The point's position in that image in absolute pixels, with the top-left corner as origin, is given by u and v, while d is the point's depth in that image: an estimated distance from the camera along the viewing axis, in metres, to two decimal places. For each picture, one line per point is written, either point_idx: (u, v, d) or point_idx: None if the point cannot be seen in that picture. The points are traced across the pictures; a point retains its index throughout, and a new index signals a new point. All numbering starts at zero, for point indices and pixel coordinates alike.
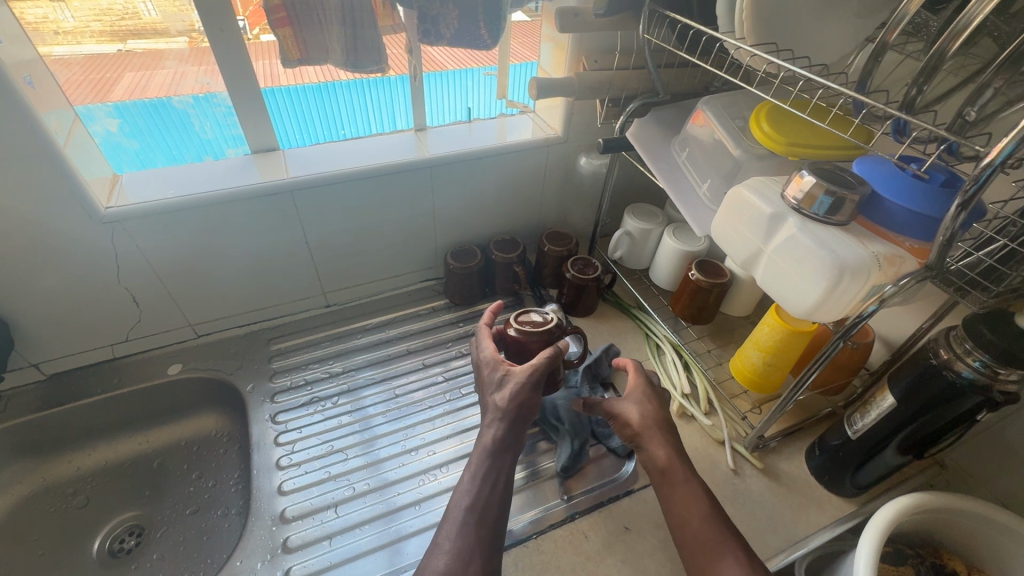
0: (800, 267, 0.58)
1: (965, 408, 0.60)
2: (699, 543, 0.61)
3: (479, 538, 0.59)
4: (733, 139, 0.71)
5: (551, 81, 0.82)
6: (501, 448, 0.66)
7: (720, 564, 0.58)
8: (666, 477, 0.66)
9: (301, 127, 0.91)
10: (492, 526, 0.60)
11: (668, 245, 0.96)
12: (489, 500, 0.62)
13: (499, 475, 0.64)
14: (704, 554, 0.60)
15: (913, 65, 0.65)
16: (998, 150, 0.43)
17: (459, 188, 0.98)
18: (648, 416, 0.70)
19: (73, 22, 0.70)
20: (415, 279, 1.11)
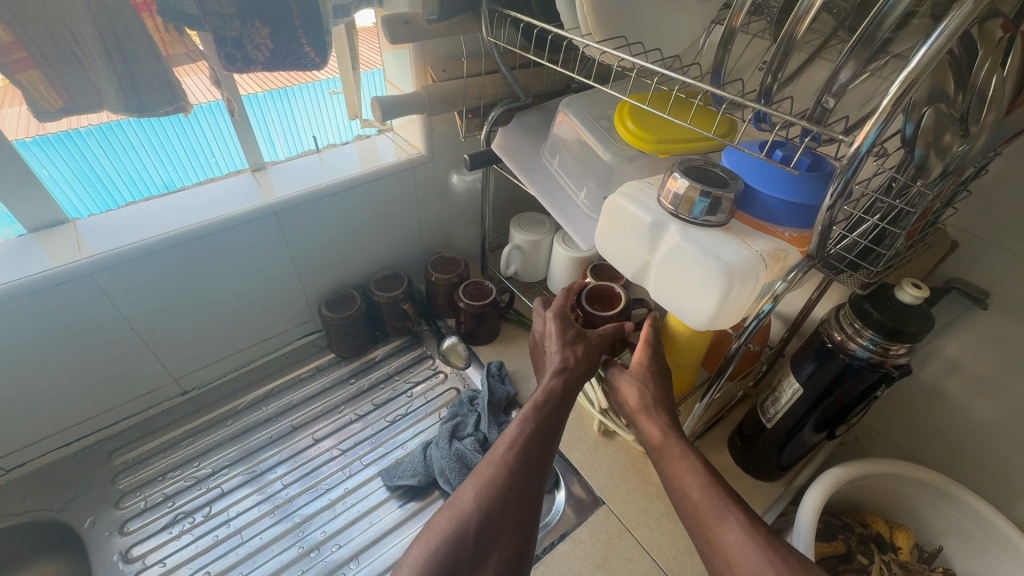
0: (688, 277, 0.54)
1: (868, 383, 0.60)
2: (696, 511, 0.52)
3: (528, 474, 0.53)
4: (601, 142, 0.66)
5: (396, 99, 0.72)
6: (562, 394, 0.59)
7: (722, 527, 0.50)
8: (662, 453, 0.57)
9: (163, 162, 0.76)
10: (533, 470, 0.54)
11: (559, 254, 0.90)
12: (538, 438, 0.55)
13: (552, 418, 0.57)
14: (707, 521, 0.51)
15: (761, 46, 0.64)
16: (862, 137, 0.40)
17: (320, 230, 0.85)
18: (648, 393, 0.62)
19: None
20: (290, 338, 0.96)
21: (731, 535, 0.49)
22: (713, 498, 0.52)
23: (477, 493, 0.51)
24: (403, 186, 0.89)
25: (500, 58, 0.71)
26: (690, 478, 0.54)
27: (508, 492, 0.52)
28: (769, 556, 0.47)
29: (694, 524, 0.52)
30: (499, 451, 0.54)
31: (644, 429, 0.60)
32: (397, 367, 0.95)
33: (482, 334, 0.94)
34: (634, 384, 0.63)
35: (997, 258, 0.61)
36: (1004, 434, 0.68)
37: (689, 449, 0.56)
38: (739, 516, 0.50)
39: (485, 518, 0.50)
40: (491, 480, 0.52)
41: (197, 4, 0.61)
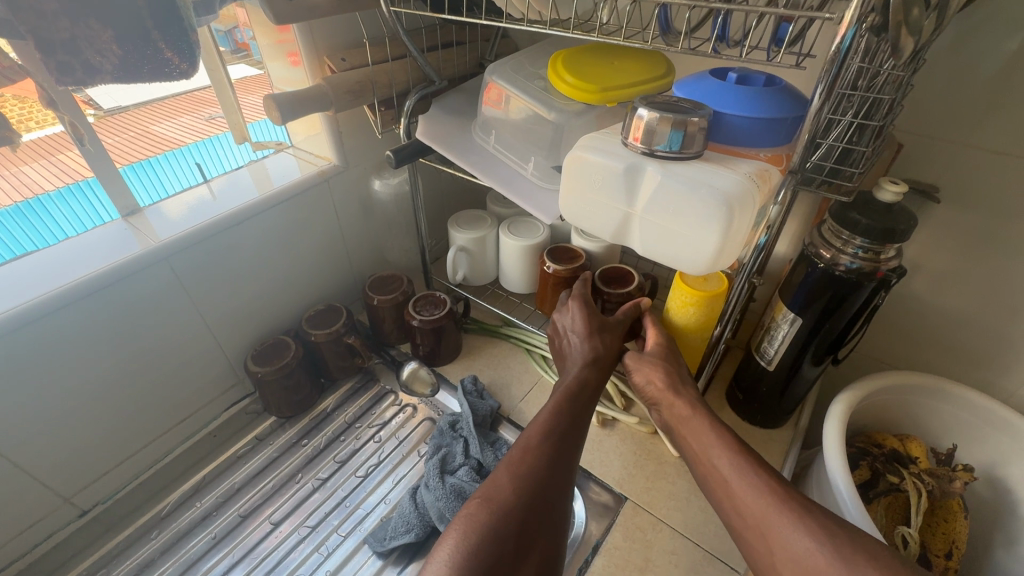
0: (684, 217, 0.48)
1: (864, 297, 0.57)
2: (721, 481, 0.51)
3: (565, 461, 0.49)
4: (541, 104, 0.60)
5: (294, 95, 0.60)
6: (590, 385, 0.58)
7: (745, 493, 0.49)
8: (687, 427, 0.57)
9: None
10: (567, 458, 0.50)
11: (509, 246, 0.83)
12: (571, 427, 0.52)
13: (580, 409, 0.55)
14: (729, 491, 0.50)
15: None
16: (842, 34, 0.41)
17: (227, 272, 0.70)
18: (674, 371, 0.61)
19: None
20: (213, 412, 0.79)
21: (758, 500, 0.48)
22: (745, 466, 0.50)
23: (515, 481, 0.46)
24: (319, 204, 0.77)
25: (407, 36, 0.63)
26: (718, 453, 0.53)
27: (547, 479, 0.47)
28: (803, 522, 0.45)
29: (716, 494, 0.52)
30: (532, 439, 0.50)
31: (669, 408, 0.60)
32: (354, 414, 0.81)
33: (444, 351, 0.83)
34: (655, 366, 0.61)
35: (937, 150, 0.63)
36: (972, 320, 0.71)
37: (715, 423, 0.56)
38: (769, 481, 0.49)
39: (527, 507, 0.45)
40: (527, 468, 0.47)
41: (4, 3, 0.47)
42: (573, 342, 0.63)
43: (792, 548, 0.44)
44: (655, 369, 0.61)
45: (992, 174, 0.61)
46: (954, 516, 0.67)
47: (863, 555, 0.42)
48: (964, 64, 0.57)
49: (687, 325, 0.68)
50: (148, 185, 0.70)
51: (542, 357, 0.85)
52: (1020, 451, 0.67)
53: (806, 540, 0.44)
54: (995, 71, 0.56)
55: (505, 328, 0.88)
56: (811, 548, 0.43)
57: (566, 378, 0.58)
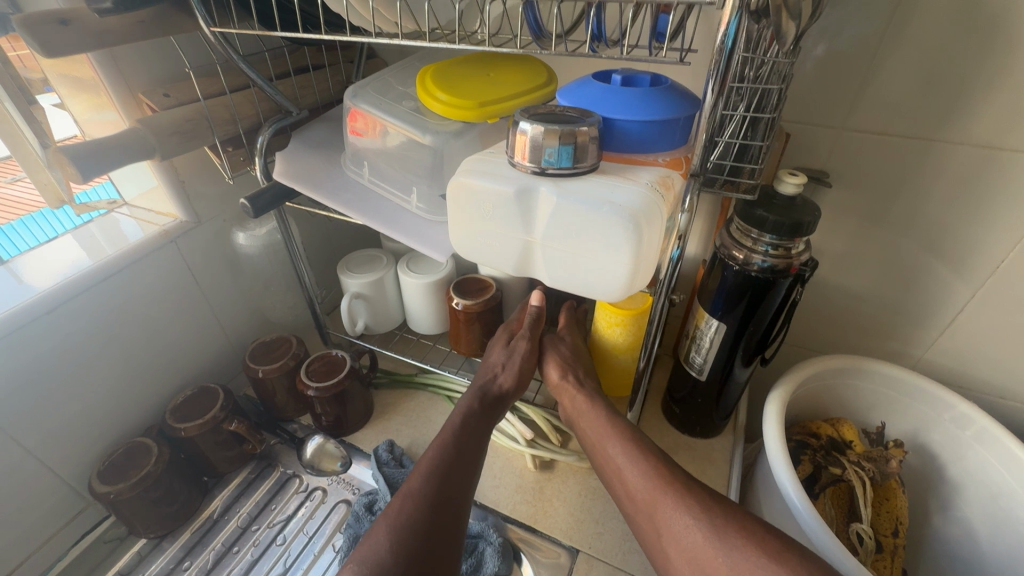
0: (583, 240, 0.42)
1: (782, 293, 0.55)
2: (615, 471, 0.52)
3: (451, 499, 0.48)
4: (415, 126, 0.52)
5: (97, 144, 0.48)
6: (480, 413, 0.57)
7: (633, 477, 0.49)
8: (581, 420, 0.58)
9: None
10: (453, 499, 0.49)
11: (410, 285, 0.74)
12: (456, 463, 0.51)
13: (469, 443, 0.54)
14: (622, 479, 0.51)
15: None
16: (725, 24, 0.37)
17: (40, 375, 0.55)
18: (575, 368, 0.61)
19: None
20: (57, 550, 0.62)
21: (644, 483, 0.48)
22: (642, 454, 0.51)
23: (391, 537, 0.44)
24: (166, 270, 0.64)
25: (245, 63, 0.53)
26: (613, 443, 0.53)
27: (428, 526, 0.46)
28: (687, 504, 0.45)
29: (613, 484, 0.52)
30: (414, 483, 0.49)
31: (570, 401, 0.59)
32: (249, 514, 0.67)
33: (351, 417, 0.72)
34: (558, 364, 0.61)
35: (821, 136, 0.63)
36: (878, 295, 0.72)
37: (610, 414, 0.56)
38: (653, 462, 0.50)
39: (405, 563, 0.43)
40: (408, 517, 0.46)
41: None
42: (487, 362, 0.62)
43: (675, 531, 0.45)
44: (563, 364, 0.61)
45: (875, 155, 0.62)
46: (894, 493, 0.67)
47: (741, 529, 0.43)
48: (831, 50, 0.57)
49: (614, 346, 0.64)
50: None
51: None
52: (937, 416, 0.68)
53: (688, 525, 0.44)
54: (863, 53, 0.57)
55: (420, 377, 0.79)
56: (690, 530, 0.44)
57: (455, 410, 0.57)
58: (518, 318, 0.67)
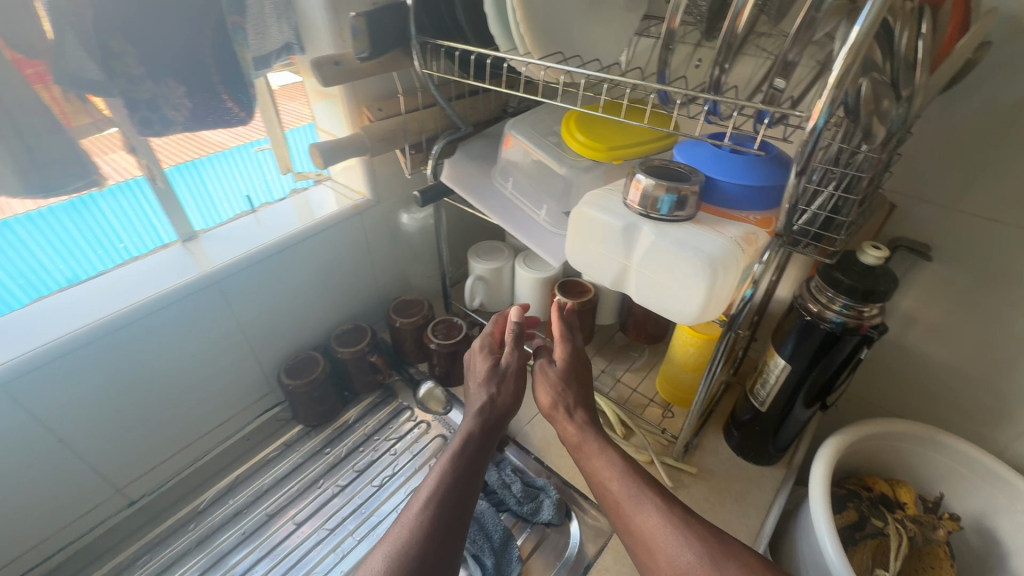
0: (670, 274, 0.53)
1: (848, 350, 0.61)
2: (615, 499, 0.57)
3: (446, 528, 0.53)
4: (554, 158, 0.66)
5: (335, 143, 0.68)
6: (477, 440, 0.62)
7: (636, 507, 0.55)
8: (582, 450, 0.63)
9: (64, 255, 0.67)
10: (451, 525, 0.54)
11: (523, 277, 0.89)
12: (452, 487, 0.57)
13: (469, 472, 0.59)
14: (624, 507, 0.56)
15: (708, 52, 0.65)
16: (813, 120, 0.42)
17: (265, 295, 0.78)
18: (564, 395, 0.66)
19: None
20: (248, 417, 0.86)
21: (648, 519, 0.54)
22: (631, 489, 0.57)
23: (388, 565, 0.49)
24: (351, 234, 0.85)
25: (436, 89, 0.70)
26: (610, 476, 0.59)
27: (427, 551, 0.51)
28: (685, 539, 0.51)
29: (612, 511, 0.58)
30: (412, 514, 0.54)
31: (564, 430, 0.65)
32: (373, 426, 0.88)
33: (458, 372, 0.89)
34: (551, 389, 0.67)
35: (929, 213, 0.66)
36: (969, 374, 0.73)
37: (606, 443, 0.62)
38: (654, 501, 0.55)
39: None
40: (405, 546, 0.51)
41: (100, 69, 0.55)
42: (471, 391, 0.68)
43: (672, 557, 0.51)
44: (553, 391, 0.66)
45: (984, 239, 0.64)
46: (939, 563, 0.69)
47: (739, 566, 0.49)
48: (951, 136, 0.61)
49: (687, 363, 0.75)
50: (198, 186, 0.76)
51: None
52: (1007, 504, 0.69)
53: (687, 553, 0.50)
54: (986, 144, 0.60)
55: None
56: (688, 556, 0.50)
57: (455, 437, 0.62)
58: (490, 341, 0.72)
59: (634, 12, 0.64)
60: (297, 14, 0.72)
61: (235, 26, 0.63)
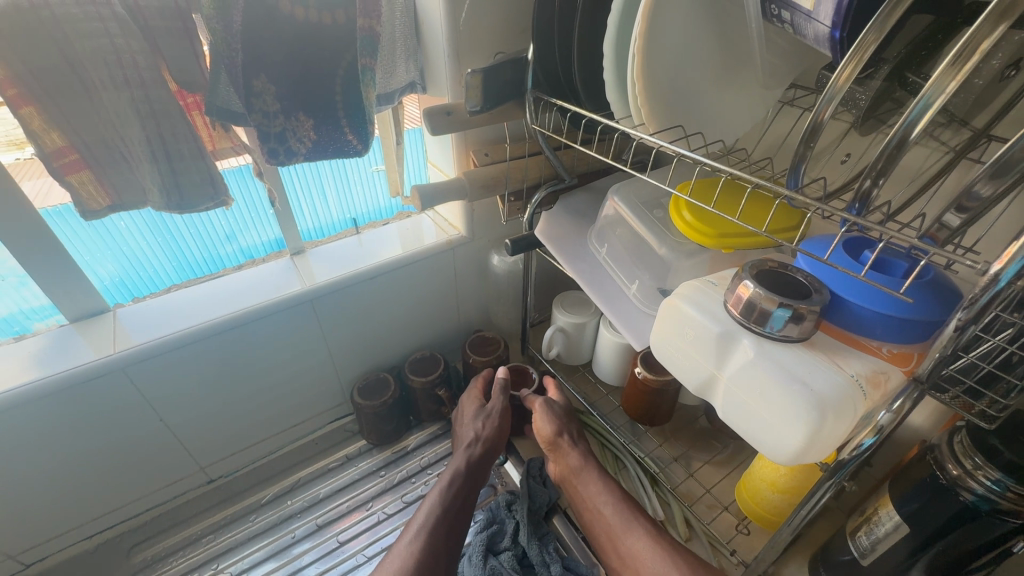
0: (764, 401, 0.46)
1: (994, 533, 0.48)
2: (607, 528, 0.63)
3: (438, 554, 0.61)
4: (655, 235, 0.62)
5: (436, 186, 0.69)
6: (468, 470, 0.71)
7: (628, 536, 0.61)
8: (580, 476, 0.69)
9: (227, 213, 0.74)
10: (442, 555, 0.61)
11: (606, 340, 0.84)
12: (446, 513, 0.66)
13: (463, 494, 0.69)
14: (616, 534, 0.62)
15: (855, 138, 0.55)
16: (1004, 263, 0.33)
17: (353, 315, 0.82)
18: (558, 428, 0.73)
19: None
20: (322, 421, 0.91)
21: (638, 544, 0.60)
22: (621, 513, 0.63)
23: None
24: (442, 267, 0.86)
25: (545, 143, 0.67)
26: (604, 502, 0.65)
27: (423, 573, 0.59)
28: (674, 561, 0.57)
29: (607, 540, 0.63)
30: (407, 542, 0.62)
31: (564, 461, 0.71)
32: (429, 458, 0.88)
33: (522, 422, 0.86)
34: (545, 421, 0.73)
35: None
36: None
37: (601, 471, 0.69)
38: (645, 527, 0.61)
39: None
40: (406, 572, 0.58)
41: (242, 103, 0.61)
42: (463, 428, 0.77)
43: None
44: (557, 422, 0.74)
45: None
46: None
47: None
48: None
49: (775, 482, 0.65)
50: (310, 203, 0.81)
51: (614, 457, 0.84)
52: None
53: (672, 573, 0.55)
54: None
55: (585, 416, 0.89)
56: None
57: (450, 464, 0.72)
58: (478, 390, 0.82)
59: (776, 87, 0.57)
60: (425, 57, 0.75)
61: (364, 68, 0.67)
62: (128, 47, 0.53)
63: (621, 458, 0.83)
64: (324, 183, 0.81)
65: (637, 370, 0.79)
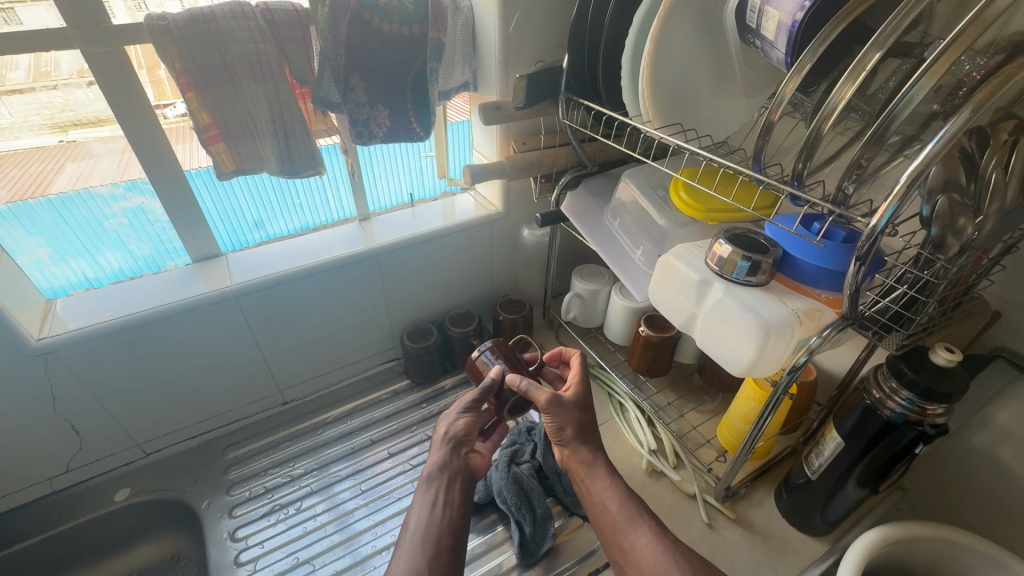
0: (731, 328, 0.62)
1: (905, 442, 0.63)
2: (613, 523, 0.66)
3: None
4: (657, 209, 0.77)
5: (484, 167, 0.86)
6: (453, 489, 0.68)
7: (634, 532, 0.65)
8: (589, 470, 0.70)
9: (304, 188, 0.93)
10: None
11: (616, 303, 1.00)
12: (431, 529, 0.64)
13: (447, 521, 0.65)
14: (621, 528, 0.65)
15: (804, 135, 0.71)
16: (879, 214, 0.47)
17: (407, 273, 0.99)
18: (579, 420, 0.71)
19: (10, 118, 0.69)
20: (374, 363, 1.09)
21: (642, 542, 0.64)
22: (626, 511, 0.67)
23: None
24: (480, 238, 1.03)
25: (572, 136, 0.84)
26: (612, 502, 0.67)
27: None
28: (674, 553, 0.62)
29: (610, 533, 0.66)
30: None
31: (574, 457, 0.71)
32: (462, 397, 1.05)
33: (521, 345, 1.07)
34: (566, 414, 0.70)
35: None
36: None
37: (608, 468, 0.70)
38: (649, 525, 0.65)
39: None
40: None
41: (340, 95, 0.79)
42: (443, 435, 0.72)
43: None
44: (572, 416, 0.71)
45: None
46: None
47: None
48: None
49: (747, 415, 0.80)
50: (370, 179, 0.98)
51: (618, 403, 0.99)
52: None
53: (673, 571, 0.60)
54: None
55: (595, 369, 1.05)
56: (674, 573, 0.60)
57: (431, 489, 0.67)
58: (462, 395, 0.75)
59: (757, 95, 0.72)
60: (478, 62, 0.92)
61: (430, 71, 0.84)
62: (265, 51, 0.71)
63: (623, 402, 0.99)
64: (389, 158, 0.98)
65: (642, 329, 0.95)
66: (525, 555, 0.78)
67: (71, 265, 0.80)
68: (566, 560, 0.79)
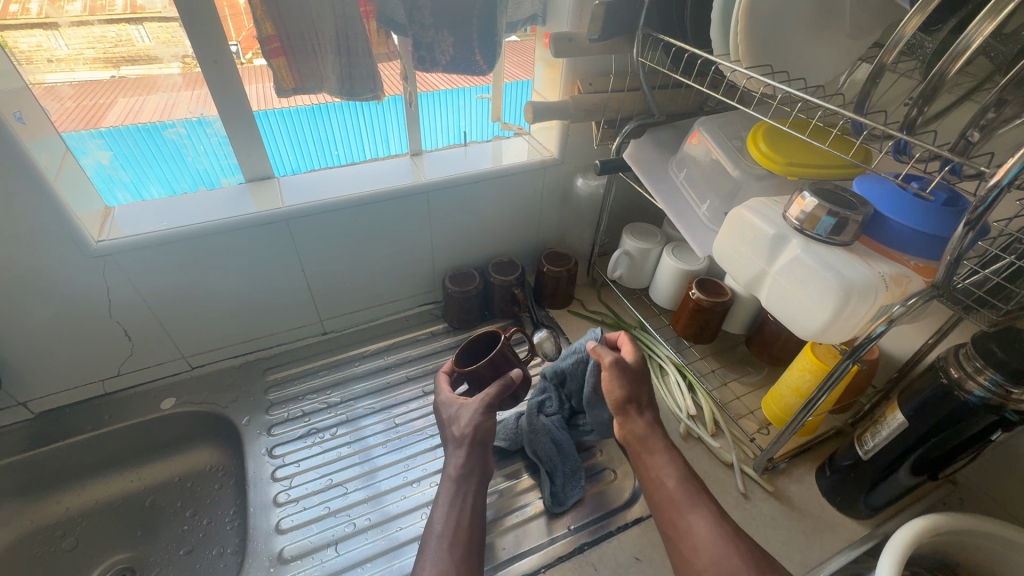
0: (806, 288, 0.57)
1: (980, 427, 0.59)
2: (669, 501, 0.64)
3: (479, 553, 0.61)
4: (731, 160, 0.72)
5: (547, 104, 0.82)
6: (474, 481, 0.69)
7: (692, 512, 0.62)
8: (643, 445, 0.69)
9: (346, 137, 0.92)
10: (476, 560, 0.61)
11: (667, 263, 0.96)
12: (458, 532, 0.63)
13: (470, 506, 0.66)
14: (679, 508, 0.63)
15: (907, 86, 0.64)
16: (1002, 173, 0.41)
17: (455, 215, 0.98)
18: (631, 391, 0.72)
19: (67, 50, 0.69)
20: (414, 303, 1.09)
21: (700, 523, 0.61)
22: (686, 492, 0.64)
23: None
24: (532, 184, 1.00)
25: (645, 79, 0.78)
26: (671, 481, 0.65)
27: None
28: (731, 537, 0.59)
29: (664, 511, 0.64)
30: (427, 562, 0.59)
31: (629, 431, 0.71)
32: None
33: (560, 296, 1.06)
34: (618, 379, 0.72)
35: None
36: None
37: (665, 445, 0.69)
38: (709, 509, 0.62)
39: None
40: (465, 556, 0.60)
41: (406, 15, 0.75)
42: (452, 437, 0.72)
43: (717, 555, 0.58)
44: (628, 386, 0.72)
45: None
46: None
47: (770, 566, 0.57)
48: None
49: (800, 387, 0.76)
50: (422, 113, 0.95)
51: (658, 366, 0.97)
52: None
53: (731, 554, 0.57)
54: None
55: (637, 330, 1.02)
56: (728, 557, 0.57)
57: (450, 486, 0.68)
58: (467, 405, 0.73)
59: (863, 38, 0.65)
60: None
61: None
62: None
63: (663, 366, 0.96)
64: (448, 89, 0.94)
65: (692, 291, 0.91)
66: (554, 503, 0.77)
67: (132, 171, 0.81)
68: (595, 512, 0.78)
